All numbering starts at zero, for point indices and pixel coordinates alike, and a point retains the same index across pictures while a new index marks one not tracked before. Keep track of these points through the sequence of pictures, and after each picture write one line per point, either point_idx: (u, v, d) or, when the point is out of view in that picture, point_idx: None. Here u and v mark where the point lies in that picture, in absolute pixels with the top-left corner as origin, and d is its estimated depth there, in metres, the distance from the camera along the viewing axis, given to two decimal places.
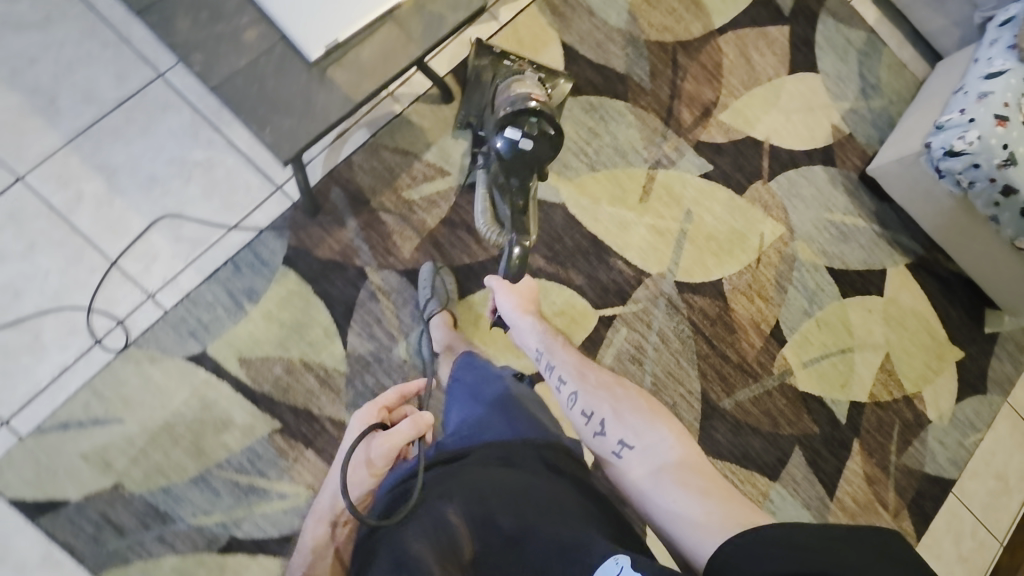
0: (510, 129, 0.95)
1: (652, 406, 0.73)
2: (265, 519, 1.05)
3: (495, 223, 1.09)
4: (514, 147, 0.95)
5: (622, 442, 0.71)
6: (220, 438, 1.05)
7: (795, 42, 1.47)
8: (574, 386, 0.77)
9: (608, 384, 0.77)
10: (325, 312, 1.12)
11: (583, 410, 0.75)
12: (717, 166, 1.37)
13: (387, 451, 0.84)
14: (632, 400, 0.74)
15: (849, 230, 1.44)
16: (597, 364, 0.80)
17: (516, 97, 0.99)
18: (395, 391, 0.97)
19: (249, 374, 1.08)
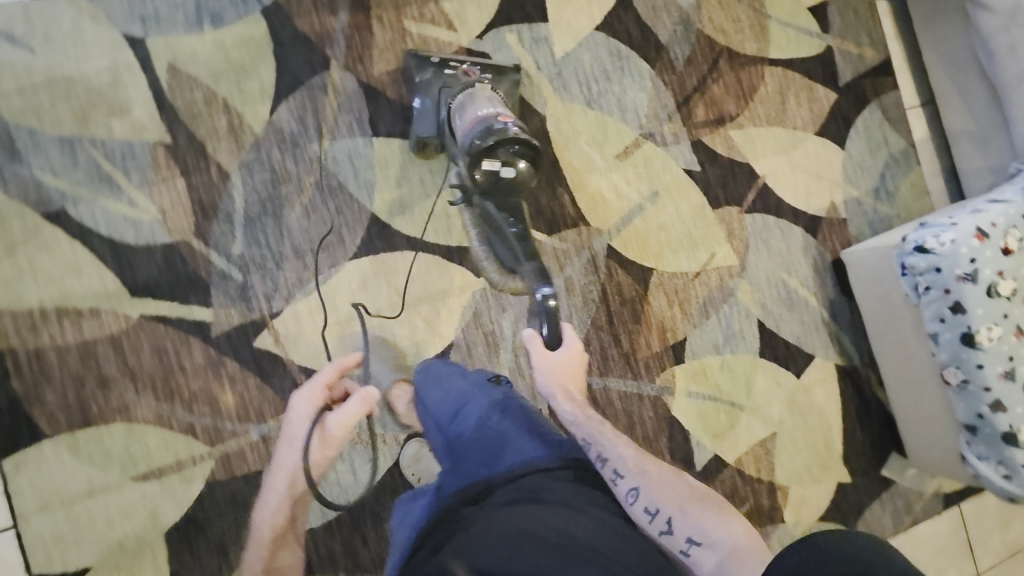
0: (488, 160, 0.92)
1: (712, 505, 0.84)
2: (103, 215, 1.02)
3: (499, 269, 1.11)
4: (495, 180, 0.94)
5: (690, 539, 0.79)
6: (109, 119, 1.03)
7: (836, 111, 1.45)
8: (637, 483, 0.82)
9: (664, 481, 0.85)
10: (271, 73, 1.10)
11: (647, 508, 0.80)
12: (704, 171, 1.34)
13: (338, 432, 1.00)
14: (694, 501, 0.83)
15: (799, 301, 1.38)
16: (646, 460, 0.89)
17: (485, 124, 0.94)
18: (333, 368, 1.04)
19: (171, 82, 1.06)
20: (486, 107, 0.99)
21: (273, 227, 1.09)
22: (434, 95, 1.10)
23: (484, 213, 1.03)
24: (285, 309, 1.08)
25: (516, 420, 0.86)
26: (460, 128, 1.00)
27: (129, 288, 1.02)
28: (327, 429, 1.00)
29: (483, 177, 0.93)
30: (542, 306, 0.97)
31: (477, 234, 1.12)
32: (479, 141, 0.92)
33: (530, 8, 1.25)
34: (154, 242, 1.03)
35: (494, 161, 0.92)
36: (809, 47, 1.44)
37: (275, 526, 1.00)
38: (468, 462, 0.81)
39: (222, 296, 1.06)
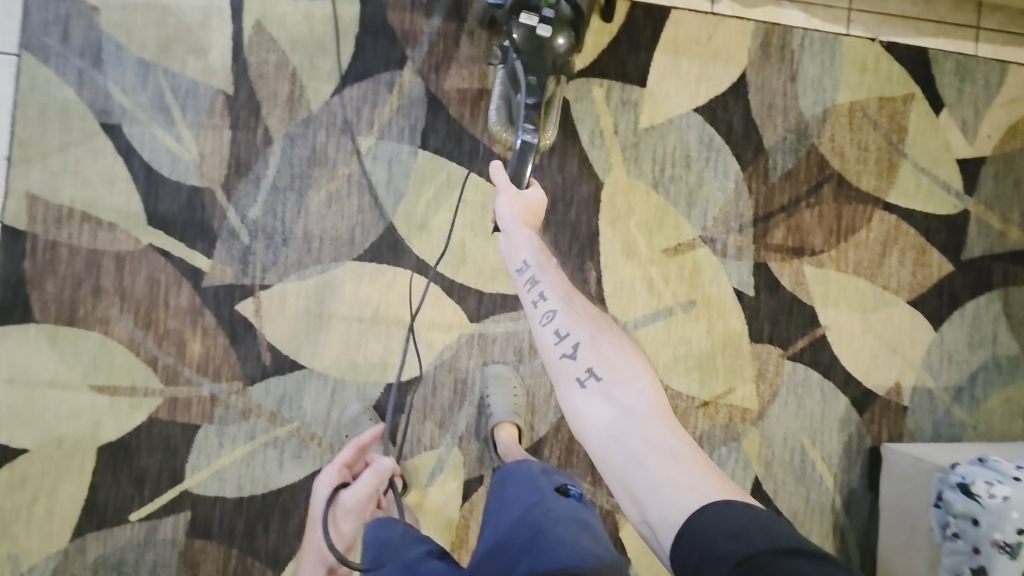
0: (526, 13, 0.92)
1: (628, 348, 0.84)
2: (150, 141, 1.07)
3: (506, 124, 1.00)
4: (529, 36, 0.92)
5: (591, 370, 0.80)
6: (186, 55, 1.07)
7: (943, 285, 1.23)
8: (558, 304, 0.85)
9: (589, 317, 0.87)
10: (345, 57, 1.10)
11: (561, 331, 0.84)
12: (757, 299, 1.19)
13: (353, 510, 1.02)
14: (608, 336, 0.84)
15: (811, 476, 1.20)
16: (580, 295, 0.89)
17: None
18: (350, 447, 1.04)
19: (253, 38, 1.08)
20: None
21: (293, 204, 1.09)
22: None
23: (510, 78, 0.98)
24: (275, 284, 1.09)
25: (574, 524, 0.74)
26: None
27: (148, 215, 1.07)
28: (343, 505, 1.02)
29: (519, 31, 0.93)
30: (519, 154, 0.88)
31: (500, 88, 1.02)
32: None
33: (630, 68, 1.16)
34: (184, 182, 1.07)
35: (534, 15, 0.92)
36: (940, 203, 1.23)
37: None
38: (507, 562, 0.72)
39: (224, 252, 1.08)
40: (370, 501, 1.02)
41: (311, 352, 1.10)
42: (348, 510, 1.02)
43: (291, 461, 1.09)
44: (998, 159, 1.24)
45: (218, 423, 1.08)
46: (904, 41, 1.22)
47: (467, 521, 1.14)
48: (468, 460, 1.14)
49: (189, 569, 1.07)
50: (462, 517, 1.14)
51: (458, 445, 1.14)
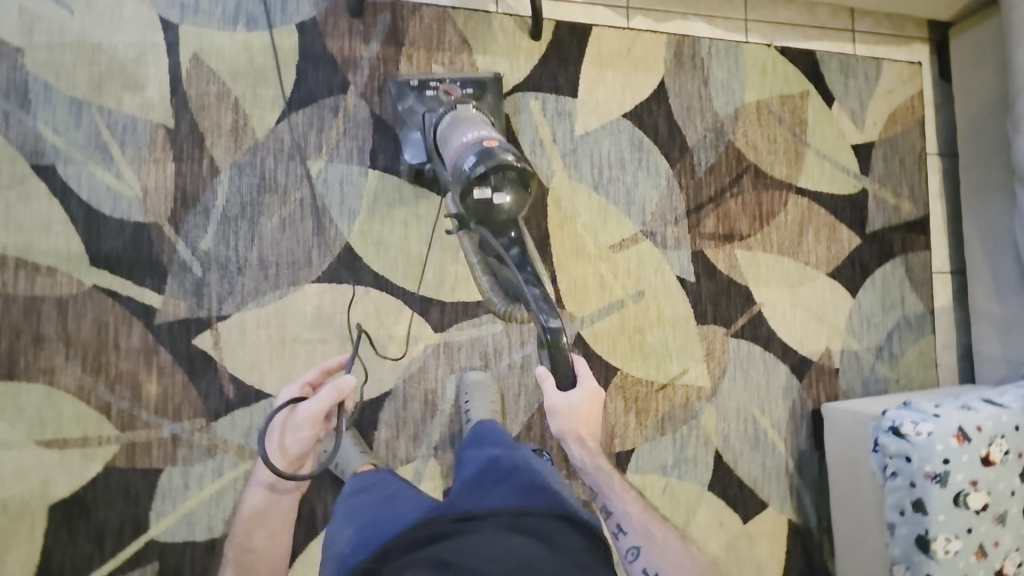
0: (477, 189, 0.85)
1: (700, 569, 1.03)
2: (88, 179, 1.04)
3: (505, 299, 1.02)
4: (487, 208, 0.87)
5: None
6: (122, 92, 1.06)
7: (854, 256, 1.38)
8: (638, 541, 1.04)
9: (663, 540, 1.05)
10: (288, 84, 1.12)
11: (643, 566, 1.02)
12: (698, 284, 1.29)
13: (306, 420, 0.98)
14: (690, 566, 1.02)
15: (765, 442, 1.30)
16: (648, 514, 1.08)
17: (469, 152, 0.87)
18: (316, 370, 1.06)
19: (190, 71, 1.08)
20: (472, 130, 0.92)
21: (246, 232, 1.09)
22: (418, 122, 1.06)
23: (480, 239, 0.95)
24: (233, 314, 1.07)
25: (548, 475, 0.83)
26: (447, 152, 0.93)
27: (90, 255, 1.03)
28: (297, 417, 0.99)
29: (474, 204, 0.87)
30: (550, 358, 0.85)
31: (481, 268, 1.05)
32: (467, 170, 0.86)
33: (561, 81, 1.25)
34: (127, 218, 1.05)
35: (485, 187, 0.85)
36: (842, 184, 1.38)
37: (252, 509, 1.03)
38: (496, 488, 0.76)
39: (176, 286, 1.06)
40: (323, 416, 0.98)
41: (277, 379, 1.09)
42: (299, 421, 0.98)
43: None
44: (884, 142, 1.42)
45: (183, 464, 1.04)
46: (795, 44, 1.38)
47: None
48: (446, 468, 1.15)
49: None
50: None
51: (435, 455, 1.15)
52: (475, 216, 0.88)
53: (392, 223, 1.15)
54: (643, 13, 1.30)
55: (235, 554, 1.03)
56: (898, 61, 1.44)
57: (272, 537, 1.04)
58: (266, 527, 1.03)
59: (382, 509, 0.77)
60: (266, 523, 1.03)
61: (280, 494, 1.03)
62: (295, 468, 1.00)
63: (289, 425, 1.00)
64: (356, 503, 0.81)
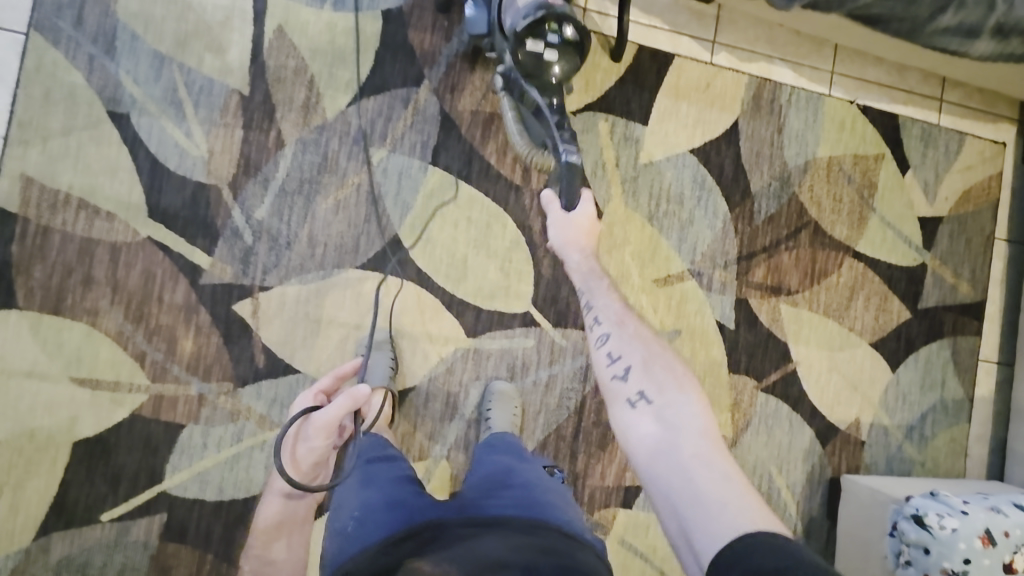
0: (531, 41, 0.91)
1: (680, 372, 0.86)
2: (159, 136, 1.05)
3: (529, 144, 1.00)
4: (538, 62, 0.92)
5: (642, 393, 0.82)
6: (204, 52, 1.07)
7: (901, 330, 1.34)
8: (611, 329, 0.91)
9: (642, 339, 0.91)
10: (364, 69, 1.12)
11: (611, 352, 0.89)
12: (736, 331, 1.26)
13: (319, 429, 0.97)
14: (657, 360, 0.87)
15: (777, 502, 1.27)
16: (634, 321, 0.93)
17: (529, 6, 0.92)
18: (330, 376, 1.06)
19: (273, 42, 1.09)
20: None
21: (300, 208, 1.10)
22: None
23: (520, 99, 0.99)
24: (275, 287, 1.09)
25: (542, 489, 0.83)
26: (506, 12, 0.97)
27: (149, 208, 1.05)
28: (309, 426, 0.99)
29: (528, 58, 0.92)
30: (567, 174, 0.93)
31: (509, 114, 1.02)
32: (526, 22, 0.91)
33: (634, 106, 1.23)
34: (190, 177, 1.06)
35: (539, 41, 0.91)
36: (901, 255, 1.34)
37: (269, 519, 1.05)
38: (498, 509, 0.75)
39: (225, 251, 1.07)
40: (335, 426, 0.97)
41: (306, 358, 1.10)
42: (313, 431, 0.98)
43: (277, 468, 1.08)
44: (953, 219, 1.37)
45: (205, 424, 1.06)
46: (878, 105, 1.34)
47: None
48: (455, 472, 1.15)
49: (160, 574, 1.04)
50: None
51: (446, 457, 1.15)
52: (524, 69, 0.94)
53: (443, 222, 1.15)
54: (728, 50, 1.27)
55: (255, 566, 1.06)
56: (983, 138, 1.39)
57: (290, 547, 1.07)
58: (284, 536, 1.06)
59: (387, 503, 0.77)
60: (285, 533, 1.06)
61: (296, 503, 1.05)
62: (307, 477, 1.00)
63: (302, 432, 1.00)
64: (364, 485, 0.82)
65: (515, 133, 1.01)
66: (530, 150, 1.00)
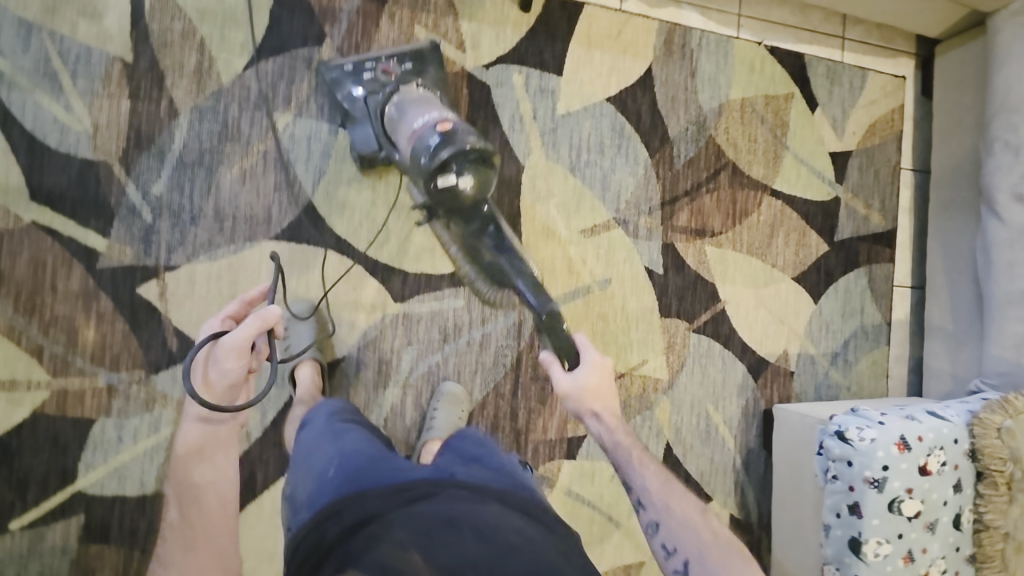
0: (441, 180, 0.82)
1: (734, 553, 0.85)
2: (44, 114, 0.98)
3: (490, 285, 1.09)
4: (451, 195, 0.84)
5: (686, 565, 0.86)
6: (77, 18, 0.99)
7: (821, 263, 1.39)
8: (660, 517, 0.91)
9: (668, 492, 0.94)
10: (258, 29, 1.06)
11: (665, 543, 0.89)
12: (665, 276, 1.28)
13: (228, 352, 0.87)
14: (716, 543, 0.87)
15: (716, 438, 1.31)
16: (655, 463, 0.97)
17: (428, 134, 0.82)
18: (238, 302, 0.97)
19: (155, 3, 1.02)
20: (423, 113, 0.87)
21: (202, 180, 1.03)
22: (346, 91, 1.00)
23: (453, 221, 0.96)
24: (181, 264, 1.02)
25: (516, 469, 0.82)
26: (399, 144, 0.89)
27: (31, 189, 0.97)
28: (219, 349, 0.87)
29: (440, 194, 0.83)
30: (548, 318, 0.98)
31: (459, 253, 1.06)
32: (429, 157, 0.81)
33: (547, 57, 1.22)
34: (75, 153, 0.99)
35: (448, 175, 0.82)
36: (815, 190, 1.39)
37: (187, 445, 0.96)
38: (484, 478, 0.73)
39: (123, 231, 1.00)
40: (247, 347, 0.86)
41: None
42: (222, 354, 0.87)
43: None
44: (861, 152, 1.43)
45: (118, 416, 0.99)
46: (784, 45, 1.37)
47: None
48: (395, 441, 1.13)
49: None
50: None
51: (384, 426, 1.13)
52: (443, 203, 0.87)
53: (360, 185, 1.11)
54: None
55: None
56: (883, 73, 1.45)
57: (215, 470, 0.96)
58: (206, 461, 0.96)
59: (369, 461, 0.74)
60: (208, 457, 0.96)
61: (217, 425, 0.96)
62: (223, 397, 0.91)
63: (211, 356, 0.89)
64: (338, 439, 0.79)
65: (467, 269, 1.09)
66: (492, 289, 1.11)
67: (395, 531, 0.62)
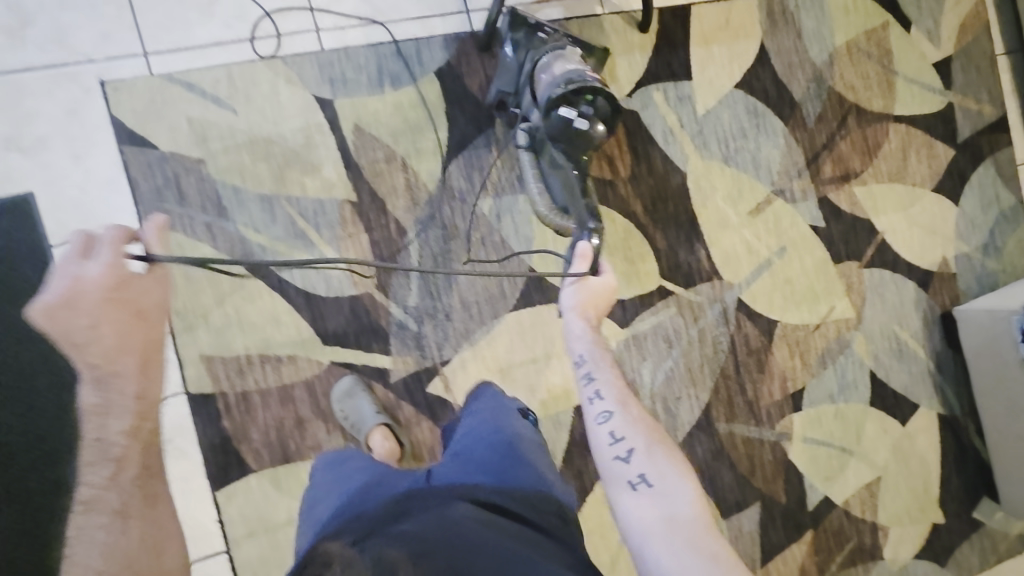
0: (565, 108, 0.96)
1: (680, 459, 0.80)
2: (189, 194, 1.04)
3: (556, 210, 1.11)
4: (566, 127, 0.97)
5: (642, 476, 0.77)
6: (303, 177, 1.09)
7: (951, 167, 1.50)
8: (614, 407, 0.84)
9: (643, 422, 0.84)
10: (442, 132, 1.16)
11: (613, 432, 0.82)
12: (828, 228, 1.40)
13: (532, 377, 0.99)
14: (664, 446, 0.81)
15: (908, 352, 1.45)
16: (637, 401, 0.86)
17: (563, 75, 0.97)
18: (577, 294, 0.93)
19: (356, 142, 1.12)
20: (569, 64, 1.00)
21: (443, 280, 1.16)
22: (520, 54, 1.07)
23: (548, 159, 1.07)
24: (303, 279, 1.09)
25: (540, 458, 0.80)
26: (540, 77, 1.01)
27: (321, 336, 1.10)
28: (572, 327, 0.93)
29: (557, 124, 0.97)
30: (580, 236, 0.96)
31: (535, 175, 1.13)
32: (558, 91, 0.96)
33: (675, 66, 1.30)
34: (342, 295, 1.11)
35: (572, 110, 0.96)
36: (930, 103, 1.48)
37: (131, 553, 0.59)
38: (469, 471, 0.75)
39: (399, 345, 1.14)
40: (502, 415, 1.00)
41: None
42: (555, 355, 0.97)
43: None
44: (960, 54, 1.51)
45: None
46: None
47: None
48: None
49: None
50: None
51: None
52: (552, 136, 0.99)
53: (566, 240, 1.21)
54: None
55: None
56: None
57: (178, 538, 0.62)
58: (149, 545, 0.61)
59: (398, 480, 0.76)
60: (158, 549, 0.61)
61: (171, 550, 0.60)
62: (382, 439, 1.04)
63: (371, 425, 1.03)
64: (341, 467, 0.83)
65: (536, 190, 1.14)
66: (555, 212, 1.12)
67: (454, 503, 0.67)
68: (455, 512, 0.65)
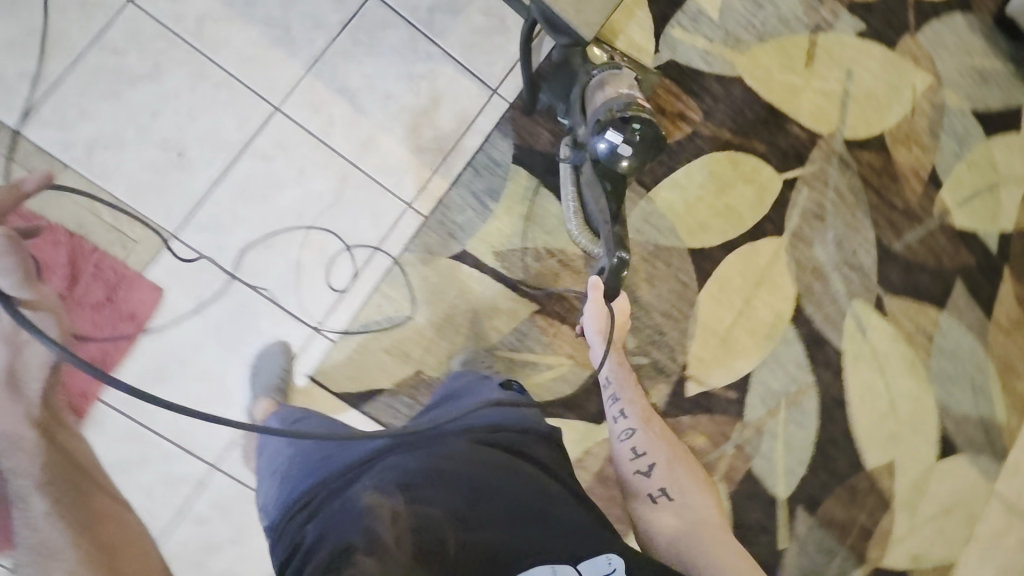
0: (612, 133, 0.96)
1: (699, 475, 0.98)
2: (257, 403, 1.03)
3: (589, 234, 1.10)
4: (608, 152, 0.97)
5: (664, 488, 0.95)
6: (491, 323, 1.17)
7: None
8: (637, 424, 1.03)
9: (664, 437, 1.02)
10: (554, 203, 1.19)
11: (635, 447, 1.01)
12: (869, 25, 1.42)
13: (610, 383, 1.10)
14: (684, 461, 0.99)
15: (990, 73, 1.50)
16: (659, 421, 1.05)
17: (616, 100, 0.99)
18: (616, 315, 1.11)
19: (504, 265, 1.18)
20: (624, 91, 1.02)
21: (639, 309, 1.26)
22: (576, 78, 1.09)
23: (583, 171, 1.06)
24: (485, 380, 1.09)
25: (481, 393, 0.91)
26: (594, 100, 1.03)
27: (594, 421, 1.22)
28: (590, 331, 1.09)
29: (599, 145, 0.97)
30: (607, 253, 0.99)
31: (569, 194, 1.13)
32: (611, 113, 0.97)
33: None
34: (583, 381, 1.22)
35: (619, 135, 0.96)
36: None
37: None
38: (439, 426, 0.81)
39: (646, 378, 1.26)
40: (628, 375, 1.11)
41: (745, 360, 1.31)
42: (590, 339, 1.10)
43: (804, 418, 1.34)
44: None
45: (759, 451, 1.31)
46: None
47: (899, 323, 1.42)
48: (865, 296, 1.39)
49: (833, 524, 1.36)
50: (896, 323, 1.42)
51: (854, 298, 1.39)
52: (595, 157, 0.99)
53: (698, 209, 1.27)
54: None
55: (858, 460, 1.37)
56: None
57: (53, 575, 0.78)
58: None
59: (366, 443, 0.79)
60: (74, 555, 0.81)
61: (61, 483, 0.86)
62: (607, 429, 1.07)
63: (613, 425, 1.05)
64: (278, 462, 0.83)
65: (569, 208, 1.12)
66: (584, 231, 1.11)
67: (443, 455, 0.74)
68: (451, 463, 0.72)
